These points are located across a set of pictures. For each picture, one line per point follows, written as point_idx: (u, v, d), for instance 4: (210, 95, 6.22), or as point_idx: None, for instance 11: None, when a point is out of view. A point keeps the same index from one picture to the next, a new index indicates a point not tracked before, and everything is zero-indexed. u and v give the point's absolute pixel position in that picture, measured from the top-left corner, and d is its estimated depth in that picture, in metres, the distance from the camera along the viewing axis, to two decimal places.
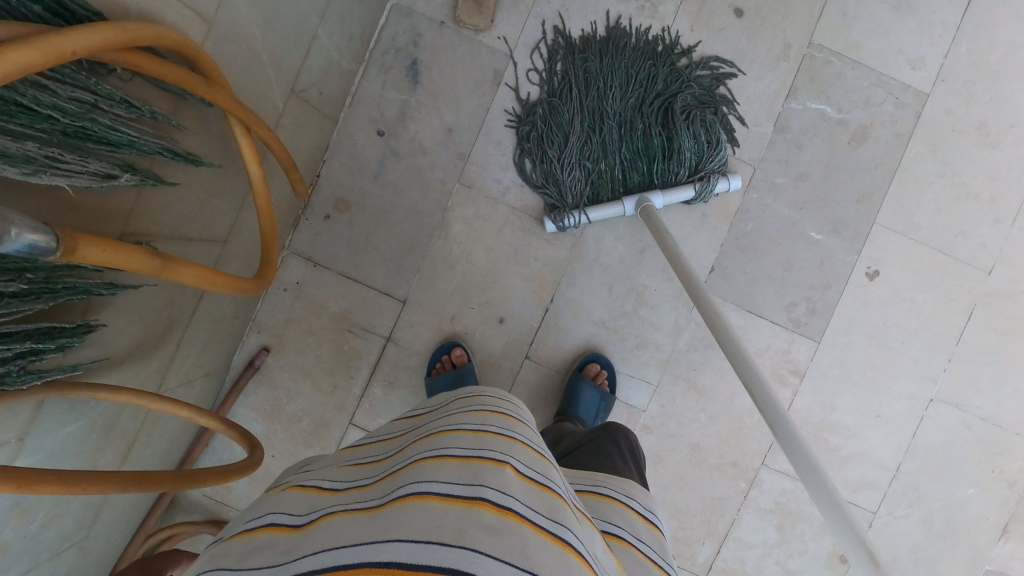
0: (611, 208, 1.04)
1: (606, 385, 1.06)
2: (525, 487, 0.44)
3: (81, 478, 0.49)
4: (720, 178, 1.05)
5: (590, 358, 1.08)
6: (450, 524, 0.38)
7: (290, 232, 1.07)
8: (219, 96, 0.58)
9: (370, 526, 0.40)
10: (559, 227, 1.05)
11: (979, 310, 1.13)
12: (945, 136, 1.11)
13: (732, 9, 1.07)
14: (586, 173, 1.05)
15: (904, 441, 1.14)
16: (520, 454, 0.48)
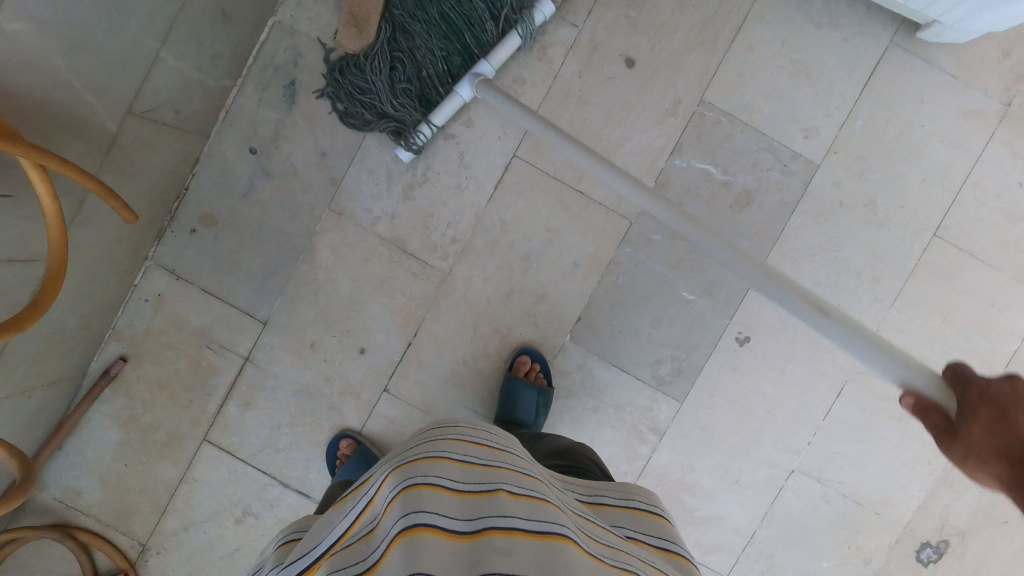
0: (449, 101, 1.00)
1: (542, 379, 1.06)
2: (522, 505, 0.48)
3: None
4: (532, 8, 0.99)
5: (521, 352, 1.07)
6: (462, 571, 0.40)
7: (154, 243, 1.06)
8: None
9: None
10: (411, 150, 1.02)
11: (849, 387, 1.10)
12: (832, 209, 1.08)
13: (624, 59, 1.05)
14: (412, 94, 1.01)
15: (761, 509, 1.12)
16: (456, 471, 0.51)
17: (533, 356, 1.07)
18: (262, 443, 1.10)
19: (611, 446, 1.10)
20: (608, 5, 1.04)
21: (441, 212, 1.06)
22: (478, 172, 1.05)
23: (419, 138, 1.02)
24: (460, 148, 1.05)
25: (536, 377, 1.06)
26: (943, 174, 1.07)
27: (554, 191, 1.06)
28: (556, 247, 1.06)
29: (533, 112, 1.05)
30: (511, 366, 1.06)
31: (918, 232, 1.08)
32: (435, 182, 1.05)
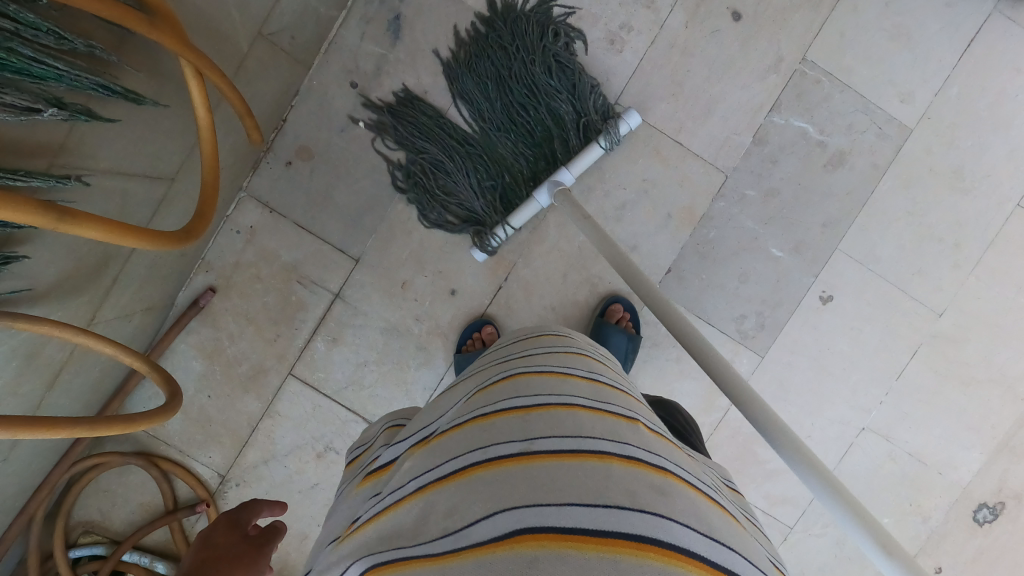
0: (527, 207, 1.00)
1: (631, 328, 1.08)
2: (657, 442, 0.46)
3: (73, 425, 0.56)
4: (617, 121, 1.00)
5: (613, 301, 1.09)
6: (620, 485, 0.38)
7: (249, 174, 1.05)
8: (163, 37, 0.55)
9: (535, 479, 0.39)
10: (486, 251, 1.04)
11: (923, 350, 1.12)
12: (921, 174, 1.09)
13: (730, 13, 1.04)
14: (479, 188, 1.03)
15: (830, 465, 1.15)
16: (584, 389, 0.49)
17: (623, 305, 1.09)
18: (348, 378, 1.11)
19: (688, 397, 1.13)
20: None
21: None
22: None
23: (496, 239, 1.04)
24: None
25: (625, 325, 1.08)
26: None
27: (652, 143, 1.06)
28: (651, 198, 1.07)
29: (637, 62, 1.04)
30: (601, 314, 1.08)
31: (1001, 204, 1.10)
32: None
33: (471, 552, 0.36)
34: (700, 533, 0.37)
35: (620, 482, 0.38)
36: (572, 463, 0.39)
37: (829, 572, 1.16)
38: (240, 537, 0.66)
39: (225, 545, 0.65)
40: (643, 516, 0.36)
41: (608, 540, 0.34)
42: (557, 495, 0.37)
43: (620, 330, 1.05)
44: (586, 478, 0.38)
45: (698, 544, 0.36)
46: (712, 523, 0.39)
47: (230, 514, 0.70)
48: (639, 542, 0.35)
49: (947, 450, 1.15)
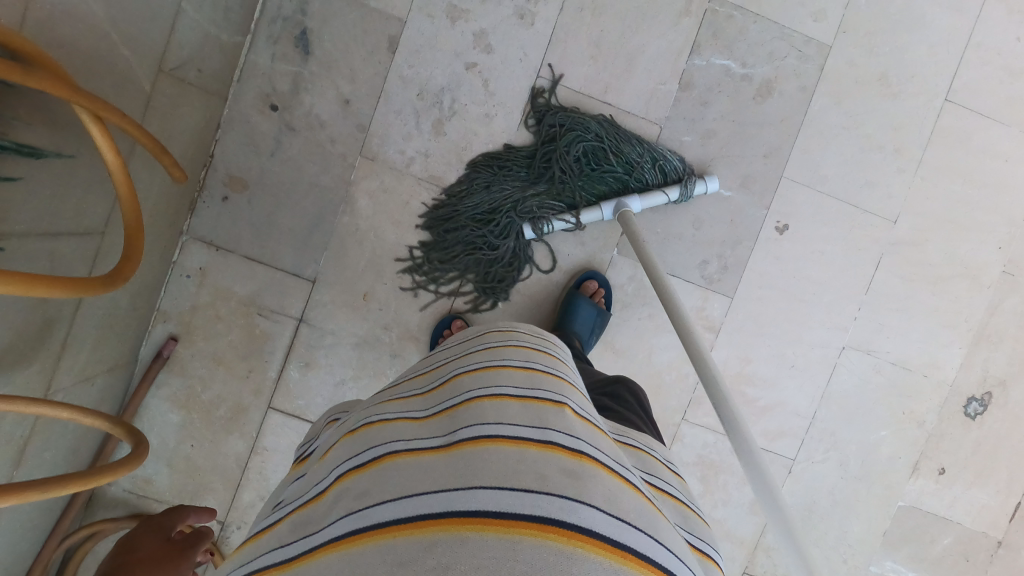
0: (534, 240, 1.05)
1: (603, 303, 1.07)
2: (583, 428, 0.47)
3: (33, 485, 0.54)
4: (697, 180, 1.05)
5: (588, 275, 1.08)
6: (531, 469, 0.39)
7: (187, 216, 1.04)
8: (47, 86, 0.51)
9: (433, 467, 0.41)
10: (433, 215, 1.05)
11: (886, 260, 1.15)
12: (850, 88, 1.11)
13: None
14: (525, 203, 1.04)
15: (819, 389, 1.15)
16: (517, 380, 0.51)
17: (598, 280, 1.08)
18: (329, 400, 1.10)
19: (671, 349, 1.11)
20: None
21: (474, 143, 1.05)
22: (506, 99, 1.04)
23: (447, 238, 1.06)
24: (483, 75, 1.04)
25: (598, 300, 1.07)
26: (948, 35, 1.12)
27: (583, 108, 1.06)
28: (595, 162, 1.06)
29: (551, 30, 1.04)
30: (576, 285, 1.08)
31: (931, 100, 1.13)
32: (464, 114, 1.04)
33: (372, 533, 0.37)
34: (608, 515, 0.38)
35: (530, 468, 0.39)
36: (484, 452, 0.41)
37: (839, 492, 1.19)
38: (163, 540, 0.86)
39: (146, 551, 0.84)
40: (522, 497, 0.37)
41: (469, 519, 0.36)
42: (452, 480, 0.39)
43: (591, 305, 1.04)
44: (495, 465, 0.40)
45: (572, 513, 0.37)
46: (626, 508, 0.39)
47: (158, 520, 0.88)
48: (517, 520, 0.35)
49: (929, 351, 1.18)
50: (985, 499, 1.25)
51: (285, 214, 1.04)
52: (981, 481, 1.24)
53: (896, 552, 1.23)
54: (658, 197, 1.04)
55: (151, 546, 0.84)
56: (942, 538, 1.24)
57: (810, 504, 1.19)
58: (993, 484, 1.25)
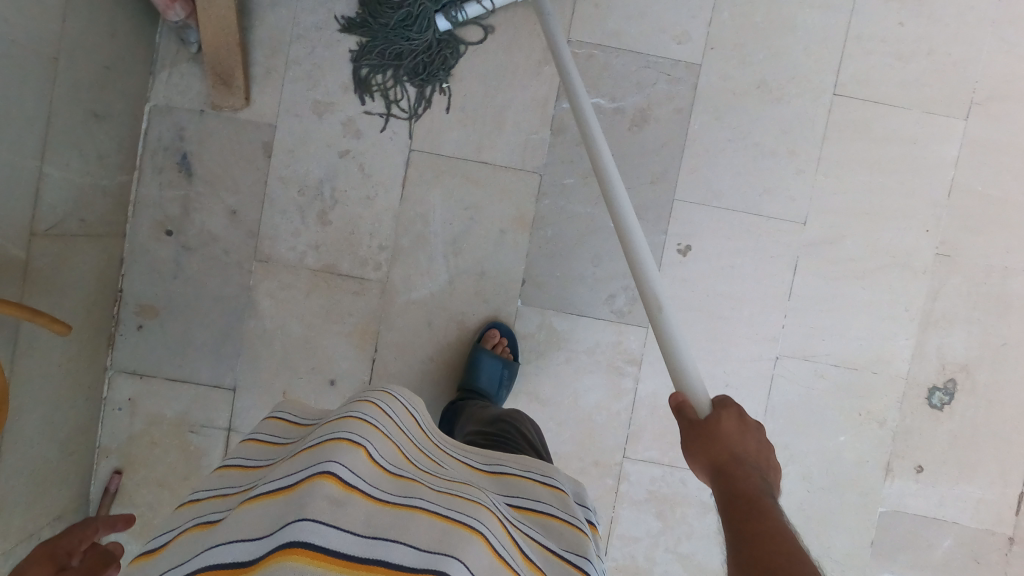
0: None
1: (508, 354, 1.06)
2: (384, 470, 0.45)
3: None
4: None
5: (491, 326, 1.08)
6: (297, 502, 0.40)
7: (108, 352, 1.09)
8: None
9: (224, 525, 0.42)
10: None
11: (802, 263, 1.09)
12: (727, 101, 1.06)
13: (484, 27, 1.05)
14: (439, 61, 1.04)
15: (760, 405, 1.10)
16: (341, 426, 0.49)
17: (502, 330, 1.07)
18: None
19: (595, 390, 1.10)
20: None
21: (361, 227, 1.07)
22: (384, 178, 1.06)
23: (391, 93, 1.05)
24: (358, 160, 1.07)
25: (503, 351, 1.06)
26: (823, 35, 1.06)
27: (459, 172, 1.06)
28: (480, 221, 1.07)
29: (414, 105, 1.06)
30: (480, 338, 1.07)
31: (817, 97, 1.07)
32: (345, 201, 1.07)
33: None
34: (360, 536, 0.39)
35: (298, 502, 0.40)
36: (263, 501, 0.42)
37: (809, 507, 1.11)
38: None
39: None
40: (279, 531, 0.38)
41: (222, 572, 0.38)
42: (225, 538, 0.40)
43: (494, 358, 1.03)
44: (267, 510, 0.41)
45: (335, 540, 0.38)
46: (390, 530, 0.40)
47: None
48: (272, 552, 0.37)
49: (870, 344, 1.10)
50: (982, 492, 1.10)
51: (198, 327, 1.09)
52: (970, 475, 1.10)
53: (892, 561, 1.10)
54: (567, 9, 1.00)
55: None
56: (941, 540, 1.10)
57: None
58: (985, 475, 1.11)
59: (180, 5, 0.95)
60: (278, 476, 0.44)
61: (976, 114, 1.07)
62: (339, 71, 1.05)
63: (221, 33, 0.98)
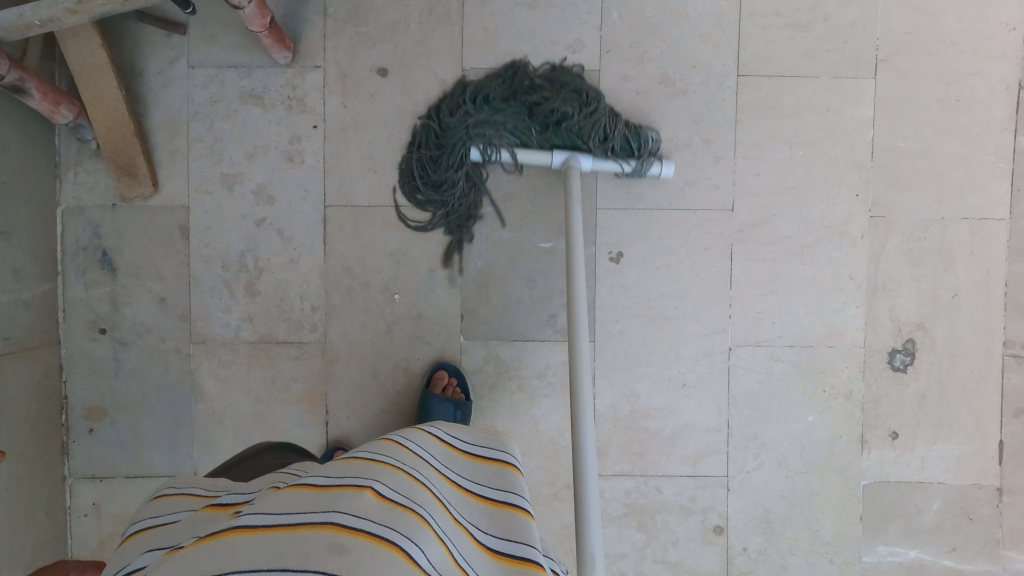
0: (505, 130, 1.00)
1: (460, 393, 1.04)
2: (384, 509, 0.45)
3: None
4: (654, 161, 1.02)
5: (438, 366, 1.05)
6: (297, 548, 0.40)
7: (63, 460, 1.08)
8: None
9: (212, 556, 0.40)
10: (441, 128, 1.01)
11: (738, 248, 1.06)
12: (632, 102, 1.05)
13: (376, 70, 1.03)
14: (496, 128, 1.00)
15: (723, 398, 1.08)
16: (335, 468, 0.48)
17: (450, 369, 1.05)
18: None
19: (555, 413, 1.07)
20: (336, 32, 1.03)
21: (289, 291, 1.06)
22: (304, 239, 1.05)
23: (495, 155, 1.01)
24: (276, 226, 1.06)
25: (454, 392, 1.04)
26: (717, 20, 1.05)
27: (377, 218, 1.05)
28: (406, 265, 1.05)
29: (321, 160, 1.04)
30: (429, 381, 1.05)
31: (722, 81, 1.05)
32: (270, 268, 1.06)
33: None
34: None
35: (298, 547, 0.40)
36: (256, 537, 0.41)
37: (790, 494, 1.09)
38: None
39: None
40: None
41: None
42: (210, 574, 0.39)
43: (444, 401, 1.01)
44: (265, 552, 0.40)
45: None
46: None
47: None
48: None
49: (819, 321, 1.07)
50: (960, 448, 1.09)
51: (147, 418, 1.08)
52: (945, 435, 1.09)
53: (884, 533, 1.09)
54: (610, 164, 1.00)
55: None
56: (929, 504, 1.09)
57: (764, 515, 1.10)
58: (960, 431, 1.09)
59: (67, 107, 0.96)
60: (267, 511, 0.43)
61: (886, 71, 1.05)
62: (240, 141, 1.04)
63: (113, 125, 1.00)
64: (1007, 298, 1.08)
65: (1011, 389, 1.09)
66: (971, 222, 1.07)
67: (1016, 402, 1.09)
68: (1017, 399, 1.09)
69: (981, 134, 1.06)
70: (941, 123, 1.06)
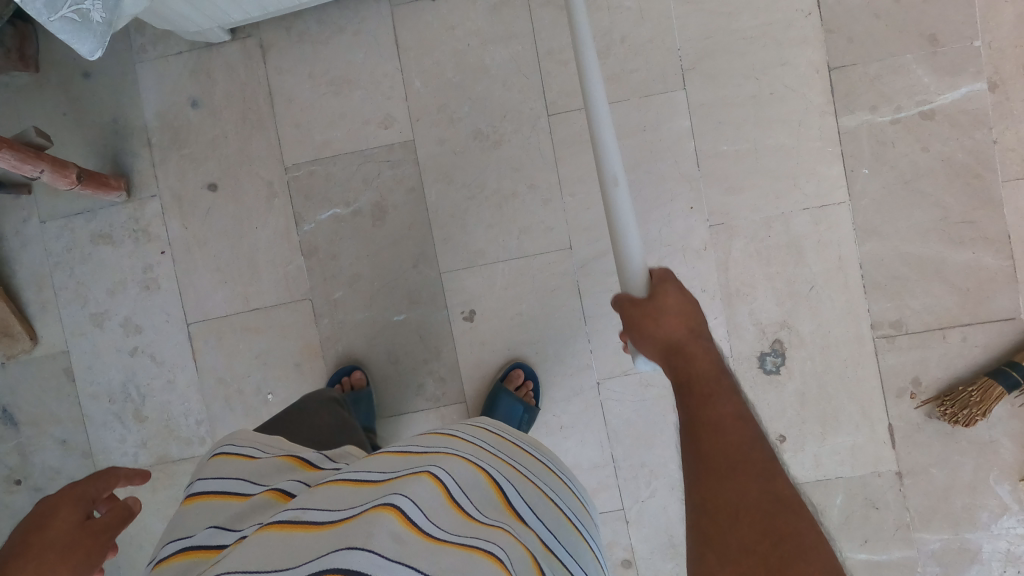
0: None
1: None
2: (441, 500, 0.46)
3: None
4: None
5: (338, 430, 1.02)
6: (359, 531, 0.41)
7: None
8: None
9: (286, 542, 0.41)
10: None
11: (585, 283, 1.05)
12: (452, 163, 1.06)
13: (206, 187, 1.10)
14: None
15: (603, 434, 1.07)
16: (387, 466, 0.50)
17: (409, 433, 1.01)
18: None
19: None
20: (162, 159, 1.10)
21: (173, 410, 1.13)
22: (173, 360, 1.13)
23: None
24: (149, 352, 1.13)
25: None
26: (514, 66, 1.05)
27: (236, 324, 1.11)
28: (273, 363, 1.11)
29: (175, 282, 1.12)
30: None
31: (534, 124, 1.05)
32: (151, 393, 1.13)
33: None
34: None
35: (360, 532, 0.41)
36: (323, 527, 0.42)
37: None
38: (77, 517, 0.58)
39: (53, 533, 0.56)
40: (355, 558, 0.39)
41: None
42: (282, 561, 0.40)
43: (515, 399, 1.02)
44: (332, 539, 0.41)
45: None
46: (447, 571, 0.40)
47: (77, 487, 0.61)
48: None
49: None
50: (852, 439, 1.04)
51: None
52: (833, 428, 1.04)
53: None
54: None
55: (65, 522, 0.58)
56: (831, 501, 1.05)
57: (669, 541, 1.07)
58: (848, 421, 1.04)
59: None
60: (328, 505, 0.45)
61: (693, 80, 1.04)
62: (102, 278, 1.13)
63: None
64: (865, 279, 1.04)
65: (890, 369, 1.04)
66: (812, 212, 1.04)
67: (899, 380, 1.04)
68: (899, 377, 1.04)
69: (802, 124, 1.04)
70: (761, 119, 1.04)
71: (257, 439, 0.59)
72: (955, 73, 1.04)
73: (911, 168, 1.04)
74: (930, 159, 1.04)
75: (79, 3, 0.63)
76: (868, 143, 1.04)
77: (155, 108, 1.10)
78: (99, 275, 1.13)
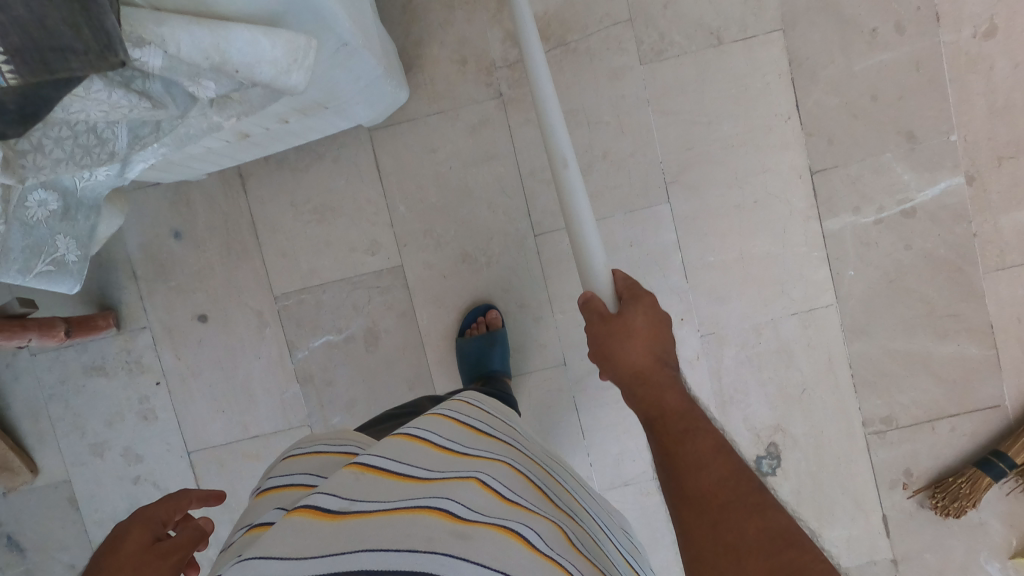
0: None
1: None
2: (492, 499, 0.44)
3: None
4: None
5: None
6: (413, 533, 0.39)
7: None
8: None
9: (344, 531, 0.39)
10: None
11: (581, 399, 1.07)
12: (441, 287, 1.06)
13: (196, 318, 1.09)
14: None
15: None
16: (429, 454, 0.48)
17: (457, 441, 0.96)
18: None
19: None
20: (149, 291, 1.09)
21: None
22: (178, 485, 1.12)
23: None
24: (152, 479, 1.12)
25: None
26: (499, 187, 1.04)
27: (238, 449, 1.11)
28: None
29: (173, 411, 1.11)
30: None
31: (521, 244, 1.05)
32: None
33: None
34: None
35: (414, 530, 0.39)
36: (374, 517, 0.40)
37: None
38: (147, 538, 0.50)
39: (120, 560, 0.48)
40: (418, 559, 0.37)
41: None
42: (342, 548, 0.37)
43: None
44: (391, 531, 0.39)
45: None
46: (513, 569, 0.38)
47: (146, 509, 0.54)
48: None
49: None
50: (847, 532, 1.08)
51: None
52: (827, 523, 1.08)
53: None
54: None
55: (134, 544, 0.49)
56: None
57: None
58: (843, 516, 1.08)
59: None
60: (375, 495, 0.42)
61: (677, 192, 1.03)
62: (97, 408, 1.11)
63: None
64: (855, 377, 1.06)
65: (881, 466, 1.07)
66: (801, 316, 1.05)
67: (890, 475, 1.07)
68: (890, 472, 1.07)
69: (787, 229, 1.03)
70: (747, 228, 1.04)
71: (326, 439, 0.58)
72: (933, 168, 1.02)
73: (895, 267, 1.04)
74: (912, 257, 1.04)
75: (55, 255, 0.65)
76: (853, 245, 1.04)
77: (137, 242, 1.08)
78: (94, 404, 1.11)
